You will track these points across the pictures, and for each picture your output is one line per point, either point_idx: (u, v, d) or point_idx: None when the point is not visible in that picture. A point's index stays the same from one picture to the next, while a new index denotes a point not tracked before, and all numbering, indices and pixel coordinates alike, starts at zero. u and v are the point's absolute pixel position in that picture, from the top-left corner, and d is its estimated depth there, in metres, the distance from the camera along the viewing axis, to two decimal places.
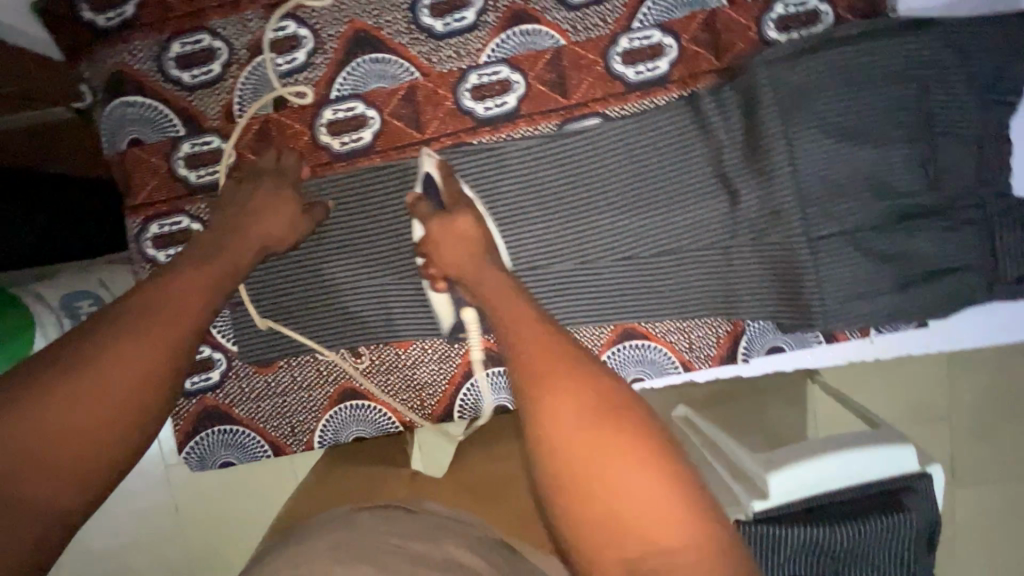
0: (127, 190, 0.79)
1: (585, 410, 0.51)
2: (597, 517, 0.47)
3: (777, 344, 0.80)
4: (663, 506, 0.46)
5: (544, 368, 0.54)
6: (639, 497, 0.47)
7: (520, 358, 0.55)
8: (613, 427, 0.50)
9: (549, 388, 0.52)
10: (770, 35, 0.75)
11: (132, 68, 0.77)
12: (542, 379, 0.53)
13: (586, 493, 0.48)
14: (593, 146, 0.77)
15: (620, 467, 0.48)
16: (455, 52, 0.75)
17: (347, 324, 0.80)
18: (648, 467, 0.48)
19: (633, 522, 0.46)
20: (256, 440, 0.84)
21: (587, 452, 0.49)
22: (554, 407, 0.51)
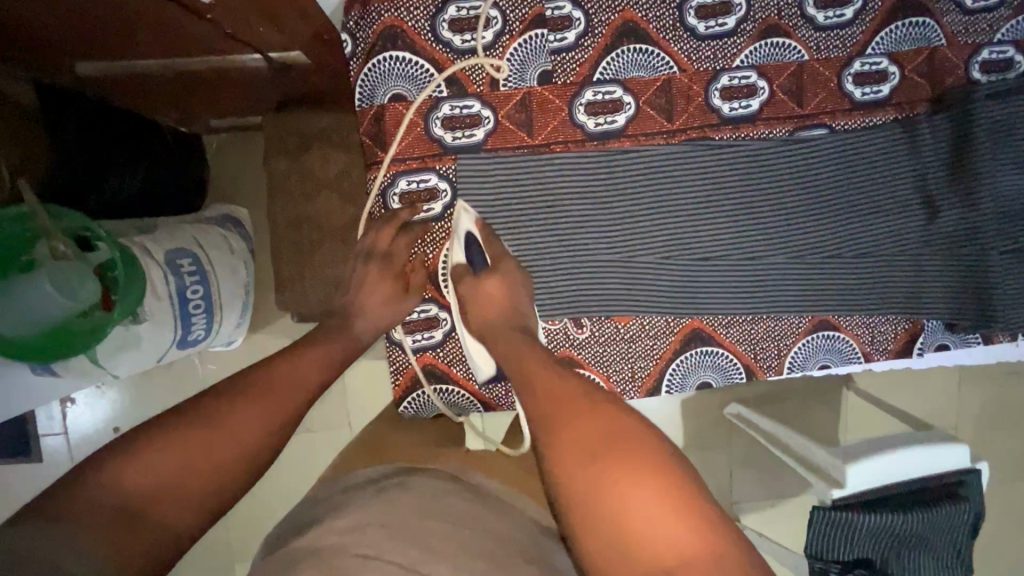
0: (379, 145, 0.81)
1: (591, 435, 0.55)
2: (603, 514, 0.51)
3: (945, 342, 0.92)
4: (686, 540, 0.49)
5: (564, 405, 0.58)
6: (655, 535, 0.49)
7: (545, 399, 0.60)
8: (625, 451, 0.54)
9: (570, 421, 0.56)
10: (975, 75, 0.86)
11: (405, 24, 0.78)
12: (562, 412, 0.57)
13: (596, 518, 0.51)
14: (821, 151, 0.85)
15: (625, 496, 0.51)
16: (712, 54, 0.82)
17: (581, 293, 0.85)
18: (661, 504, 0.51)
19: (643, 543, 0.49)
20: (467, 400, 0.87)
21: (598, 492, 0.52)
22: (564, 433, 0.56)
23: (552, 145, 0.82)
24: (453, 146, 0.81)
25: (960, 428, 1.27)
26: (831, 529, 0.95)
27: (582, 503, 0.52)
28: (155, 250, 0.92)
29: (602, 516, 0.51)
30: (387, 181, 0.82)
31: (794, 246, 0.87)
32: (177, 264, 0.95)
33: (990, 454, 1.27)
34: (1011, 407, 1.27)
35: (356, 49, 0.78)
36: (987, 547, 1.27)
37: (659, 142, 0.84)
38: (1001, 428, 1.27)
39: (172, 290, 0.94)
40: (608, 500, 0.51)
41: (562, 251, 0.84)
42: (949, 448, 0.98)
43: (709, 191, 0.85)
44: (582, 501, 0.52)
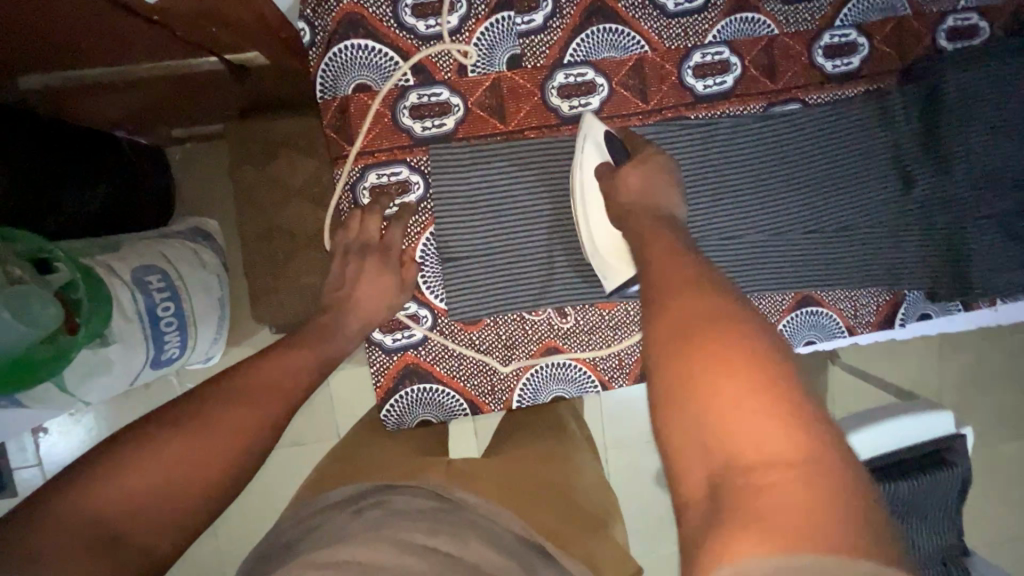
0: (345, 138, 0.78)
1: (696, 315, 0.48)
2: (700, 431, 0.42)
3: (925, 312, 0.94)
4: (783, 446, 0.39)
5: (677, 285, 0.52)
6: (742, 424, 0.41)
7: (660, 278, 0.54)
8: (730, 333, 0.46)
9: (681, 294, 0.51)
10: (941, 43, 0.86)
11: (364, 11, 0.75)
12: (672, 292, 0.51)
13: (676, 394, 0.44)
14: (795, 127, 0.84)
15: (715, 375, 0.43)
16: (683, 31, 0.81)
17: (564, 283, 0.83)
18: (769, 411, 0.41)
19: (728, 437, 0.41)
20: (453, 398, 0.85)
21: (697, 374, 0.44)
22: (667, 307, 0.50)
23: (526, 130, 0.80)
24: (422, 136, 0.79)
25: (943, 393, 1.29)
26: None
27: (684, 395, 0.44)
28: (121, 269, 0.88)
29: (702, 415, 0.42)
30: (357, 175, 0.79)
31: (773, 223, 0.86)
32: (145, 282, 0.91)
33: (974, 417, 1.29)
34: (991, 371, 1.29)
35: (315, 39, 0.75)
36: (977, 511, 1.29)
37: (634, 124, 0.82)
38: (981, 392, 1.30)
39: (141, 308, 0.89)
40: (708, 404, 0.42)
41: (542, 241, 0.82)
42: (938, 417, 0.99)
43: (685, 174, 0.84)
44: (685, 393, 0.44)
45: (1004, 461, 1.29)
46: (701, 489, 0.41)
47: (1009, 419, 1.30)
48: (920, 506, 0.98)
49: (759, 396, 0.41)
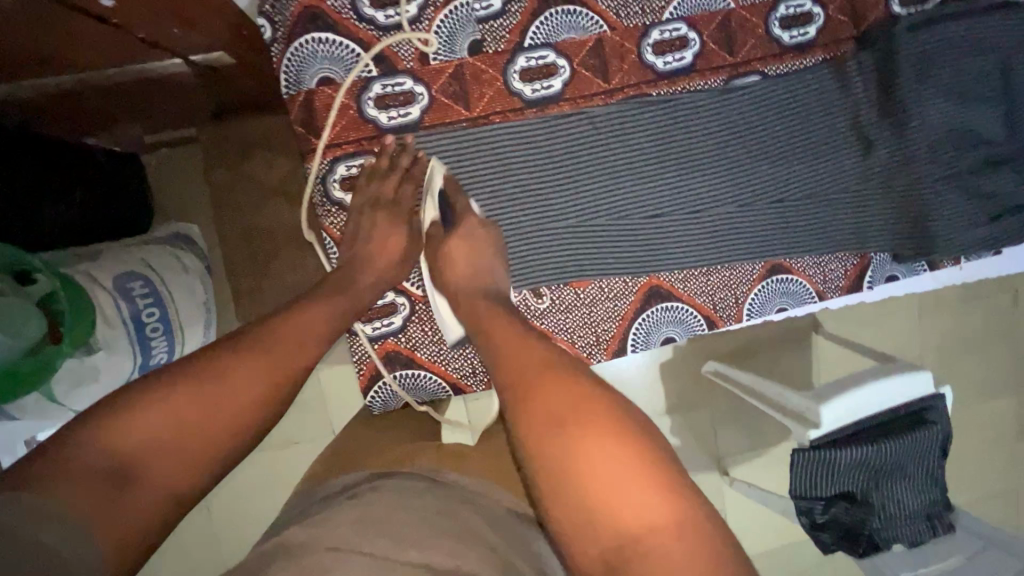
0: (311, 131, 0.79)
1: (563, 402, 0.54)
2: (585, 509, 0.49)
3: (892, 273, 0.97)
4: (649, 502, 0.49)
5: (537, 382, 0.56)
6: (616, 489, 0.49)
7: (519, 378, 0.57)
8: (581, 403, 0.54)
9: (541, 391, 0.55)
10: (895, 9, 0.88)
11: (323, 4, 0.76)
12: (533, 387, 0.56)
13: (562, 477, 0.51)
14: (755, 99, 0.86)
15: (585, 451, 0.51)
16: (640, 9, 0.82)
17: (537, 262, 0.85)
18: (632, 471, 0.50)
19: (608, 507, 0.49)
20: (436, 382, 0.87)
21: (575, 460, 0.51)
22: (539, 397, 0.55)
23: (491, 115, 0.81)
24: (388, 126, 0.79)
25: (919, 354, 1.32)
26: (810, 467, 0.99)
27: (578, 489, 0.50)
28: (100, 276, 0.88)
29: (592, 503, 0.49)
30: (325, 168, 0.80)
31: (739, 195, 0.88)
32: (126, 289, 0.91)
33: (950, 375, 1.33)
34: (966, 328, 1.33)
35: (274, 34, 0.75)
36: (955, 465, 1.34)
37: (597, 105, 0.83)
38: (957, 350, 1.33)
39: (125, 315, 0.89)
40: (591, 491, 0.50)
41: (513, 221, 0.83)
42: (918, 377, 1.02)
43: (651, 151, 0.85)
44: (581, 483, 0.50)
45: (978, 415, 1.33)
46: (599, 561, 0.48)
47: (982, 375, 1.34)
48: (901, 465, 1.01)
49: (630, 464, 0.50)
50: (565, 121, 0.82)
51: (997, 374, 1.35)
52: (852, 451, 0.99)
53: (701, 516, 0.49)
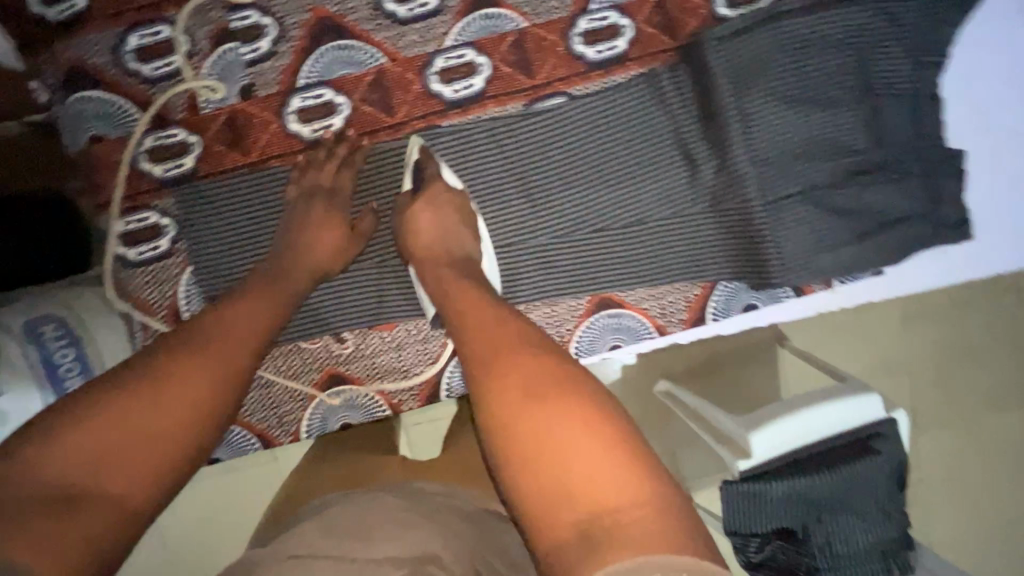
0: (91, 188, 0.78)
1: (533, 374, 0.54)
2: (542, 487, 0.48)
3: (749, 302, 0.87)
4: (614, 475, 0.47)
5: (501, 352, 0.57)
6: (576, 455, 0.48)
7: (484, 344, 0.58)
8: (548, 380, 0.53)
9: (513, 368, 0.55)
10: (721, 11, 0.79)
11: (88, 62, 0.75)
12: (501, 358, 0.56)
13: (519, 444, 0.50)
14: (559, 124, 0.79)
15: (542, 415, 0.50)
16: (420, 37, 0.77)
17: (337, 303, 0.81)
18: (600, 440, 0.49)
19: (582, 491, 0.47)
20: (242, 435, 0.84)
21: (533, 427, 0.50)
22: (511, 372, 0.54)
23: (269, 160, 0.78)
24: (164, 177, 0.78)
25: (881, 376, 0.96)
26: (738, 507, 0.78)
27: (529, 454, 0.49)
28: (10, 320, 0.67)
29: (550, 481, 0.48)
30: (106, 225, 0.78)
31: (556, 225, 0.82)
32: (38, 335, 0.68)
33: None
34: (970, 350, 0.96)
35: (51, 92, 0.76)
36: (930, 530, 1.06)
37: (383, 139, 0.79)
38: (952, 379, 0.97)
39: (30, 364, 0.67)
40: (552, 469, 0.48)
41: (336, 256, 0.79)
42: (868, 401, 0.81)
43: (451, 185, 0.80)
44: (534, 450, 0.49)
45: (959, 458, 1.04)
46: (572, 528, 0.45)
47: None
48: (852, 501, 0.77)
49: (591, 436, 0.49)
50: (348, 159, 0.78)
51: (1006, 388, 0.97)
52: (786, 482, 0.76)
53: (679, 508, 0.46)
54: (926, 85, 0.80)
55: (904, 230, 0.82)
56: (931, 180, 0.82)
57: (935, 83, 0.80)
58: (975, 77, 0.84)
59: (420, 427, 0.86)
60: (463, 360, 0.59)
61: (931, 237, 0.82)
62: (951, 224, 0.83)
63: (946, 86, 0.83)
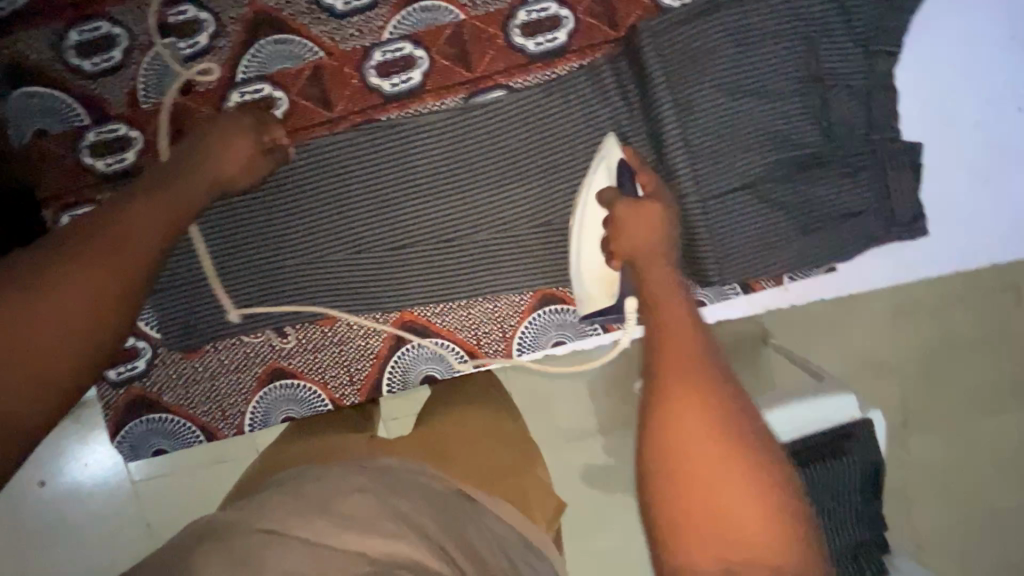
0: (36, 182, 0.79)
1: (697, 423, 0.46)
2: (688, 523, 0.44)
3: (697, 298, 0.86)
4: (763, 531, 0.44)
5: (676, 385, 0.48)
6: (726, 497, 0.44)
7: (665, 346, 0.51)
8: (707, 422, 0.46)
9: (679, 399, 0.47)
10: (663, 1, 0.78)
11: (30, 58, 0.76)
12: (666, 392, 0.48)
13: (666, 473, 0.46)
14: (499, 116, 0.78)
15: (699, 451, 0.45)
16: (357, 31, 0.77)
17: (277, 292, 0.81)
18: (752, 495, 0.44)
19: (717, 527, 0.44)
20: (188, 427, 0.85)
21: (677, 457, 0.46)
22: (671, 406, 0.47)
23: None
24: (106, 172, 0.79)
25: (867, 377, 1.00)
26: None
27: (685, 495, 0.45)
28: None
29: (706, 522, 0.44)
30: (50, 219, 0.79)
31: (500, 219, 0.81)
32: None
33: (894, 408, 1.01)
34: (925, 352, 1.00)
35: None
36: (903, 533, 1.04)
37: (322, 134, 0.79)
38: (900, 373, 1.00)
39: None
40: (711, 513, 0.44)
41: (276, 179, 0.79)
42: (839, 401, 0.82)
43: (392, 179, 0.80)
44: (686, 483, 0.45)
45: (930, 457, 1.02)
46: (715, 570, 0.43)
47: (945, 405, 1.01)
48: (816, 499, 0.80)
49: (754, 484, 0.45)
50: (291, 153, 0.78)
51: (970, 385, 1.01)
52: None
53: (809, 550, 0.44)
54: (880, 76, 0.78)
55: (858, 223, 0.79)
56: (885, 171, 0.79)
57: (889, 73, 0.78)
58: (931, 66, 0.82)
59: (395, 421, 0.92)
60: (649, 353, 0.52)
61: (884, 233, 0.80)
62: (907, 220, 0.80)
63: (901, 80, 0.82)
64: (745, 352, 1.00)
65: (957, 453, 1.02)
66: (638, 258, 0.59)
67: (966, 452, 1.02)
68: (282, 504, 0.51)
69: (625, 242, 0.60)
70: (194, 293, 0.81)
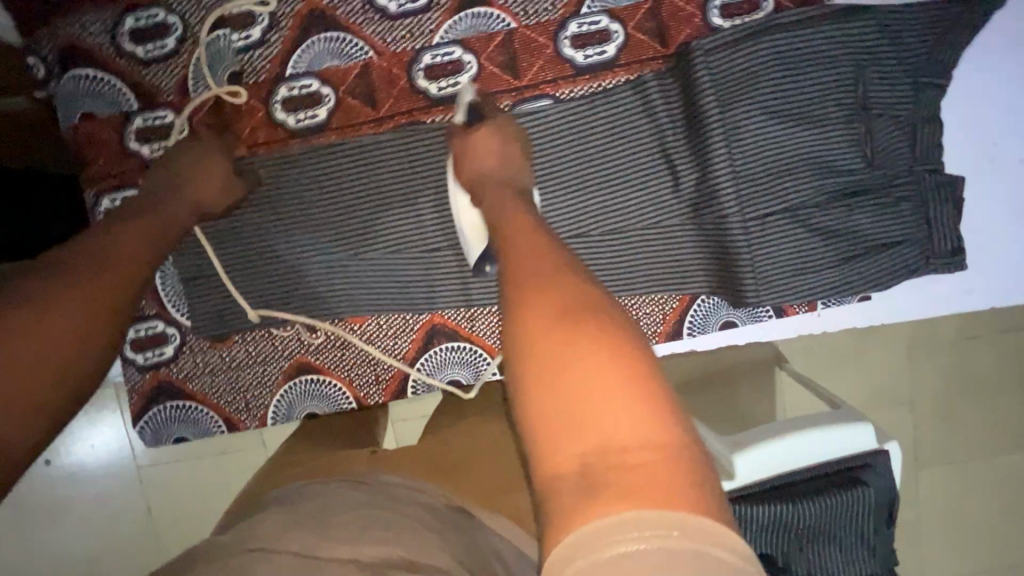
0: (81, 164, 0.80)
1: (545, 311, 0.43)
2: (556, 415, 0.38)
3: (729, 319, 0.84)
4: (627, 421, 0.37)
5: (529, 283, 0.46)
6: (592, 399, 0.37)
7: (521, 271, 0.47)
8: (560, 310, 0.42)
9: (535, 299, 0.44)
10: (714, 22, 0.78)
11: (85, 41, 0.77)
12: (527, 289, 0.45)
13: (530, 379, 0.41)
14: (544, 124, 0.79)
15: (559, 344, 0.40)
16: (409, 33, 0.77)
17: (313, 290, 0.82)
18: (629, 383, 0.38)
19: (578, 424, 0.37)
20: (210, 416, 0.85)
21: (534, 347, 0.41)
22: (526, 303, 0.44)
23: (256, 147, 0.80)
24: (151, 158, 0.79)
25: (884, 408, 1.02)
26: None
27: (548, 383, 0.39)
28: None
29: (559, 411, 0.38)
30: (91, 202, 0.80)
31: None
32: None
33: (907, 438, 1.03)
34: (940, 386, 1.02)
35: (49, 69, 0.77)
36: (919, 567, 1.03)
37: (366, 132, 0.79)
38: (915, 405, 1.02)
39: None
40: (569, 404, 0.38)
41: (293, 165, 0.79)
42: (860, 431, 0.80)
43: (427, 179, 0.80)
44: (549, 377, 0.40)
45: (944, 490, 1.03)
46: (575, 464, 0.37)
47: (957, 439, 1.03)
48: (828, 530, 0.79)
49: (612, 368, 0.39)
50: (329, 149, 0.78)
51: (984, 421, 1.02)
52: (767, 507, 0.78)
53: (696, 455, 0.37)
54: (927, 108, 0.78)
55: (893, 254, 0.79)
56: (924, 204, 0.79)
57: (936, 105, 0.78)
58: (977, 101, 0.81)
59: (406, 422, 1.01)
60: (502, 282, 0.48)
61: (922, 264, 0.80)
62: (945, 252, 0.80)
63: (947, 112, 0.82)
64: (761, 380, 0.97)
65: (971, 489, 1.03)
66: (487, 206, 0.61)
67: (979, 488, 1.03)
68: (277, 527, 0.50)
69: (494, 157, 0.67)
70: (225, 284, 0.82)
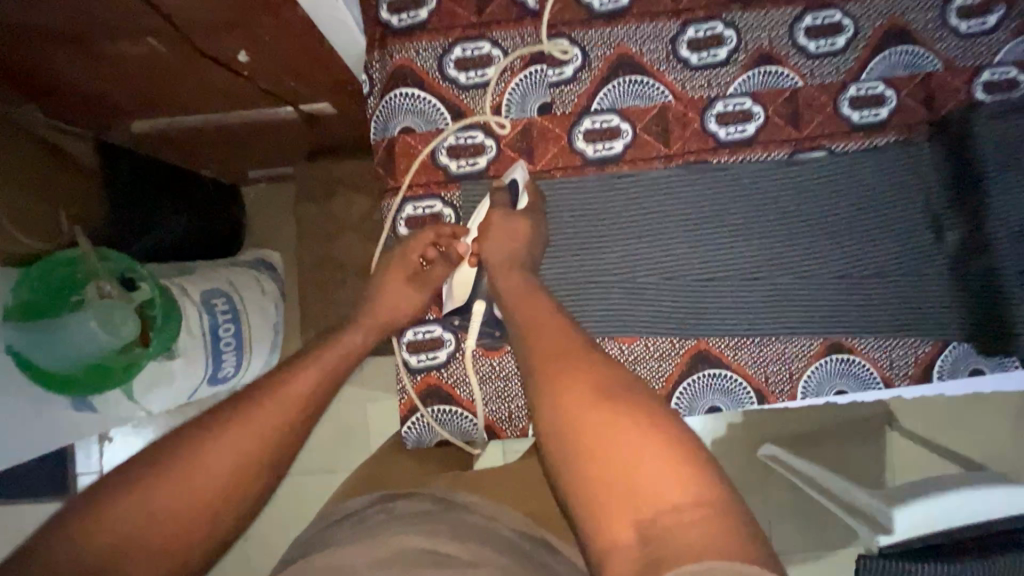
0: (390, 174, 0.86)
1: (581, 389, 0.53)
2: (597, 472, 0.48)
3: (977, 367, 0.88)
4: (670, 481, 0.46)
5: (561, 361, 0.57)
6: (639, 464, 0.47)
7: (540, 350, 0.59)
8: (592, 389, 0.53)
9: (555, 369, 0.56)
10: (978, 96, 0.86)
11: (416, 65, 0.86)
12: (552, 368, 0.56)
13: (562, 438, 0.51)
14: (822, 173, 0.86)
15: (586, 415, 0.51)
16: (706, 82, 0.86)
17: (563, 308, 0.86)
18: (641, 433, 0.49)
19: (627, 486, 0.47)
20: (474, 424, 0.86)
21: (577, 417, 0.52)
22: (561, 383, 0.54)
23: (553, 171, 0.86)
24: (457, 173, 0.86)
25: None
26: None
27: (595, 452, 0.49)
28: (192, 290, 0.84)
29: (608, 477, 0.48)
30: (395, 208, 0.86)
31: (804, 266, 0.86)
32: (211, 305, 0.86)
33: None
34: None
35: (373, 87, 0.87)
36: None
37: (656, 167, 0.86)
38: None
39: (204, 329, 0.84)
40: (615, 472, 0.47)
41: (583, 193, 0.85)
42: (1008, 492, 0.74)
43: (706, 214, 0.86)
44: (591, 444, 0.49)
45: None
46: (631, 529, 0.44)
47: None
48: None
49: (638, 432, 0.49)
50: (619, 180, 0.85)
51: None
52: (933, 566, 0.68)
53: (731, 505, 0.45)
54: None
55: None
56: None
57: None
58: None
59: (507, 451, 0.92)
60: (524, 360, 0.60)
61: None
62: None
63: None
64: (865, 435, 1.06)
65: None
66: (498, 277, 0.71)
67: None
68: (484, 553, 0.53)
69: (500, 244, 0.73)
70: None
